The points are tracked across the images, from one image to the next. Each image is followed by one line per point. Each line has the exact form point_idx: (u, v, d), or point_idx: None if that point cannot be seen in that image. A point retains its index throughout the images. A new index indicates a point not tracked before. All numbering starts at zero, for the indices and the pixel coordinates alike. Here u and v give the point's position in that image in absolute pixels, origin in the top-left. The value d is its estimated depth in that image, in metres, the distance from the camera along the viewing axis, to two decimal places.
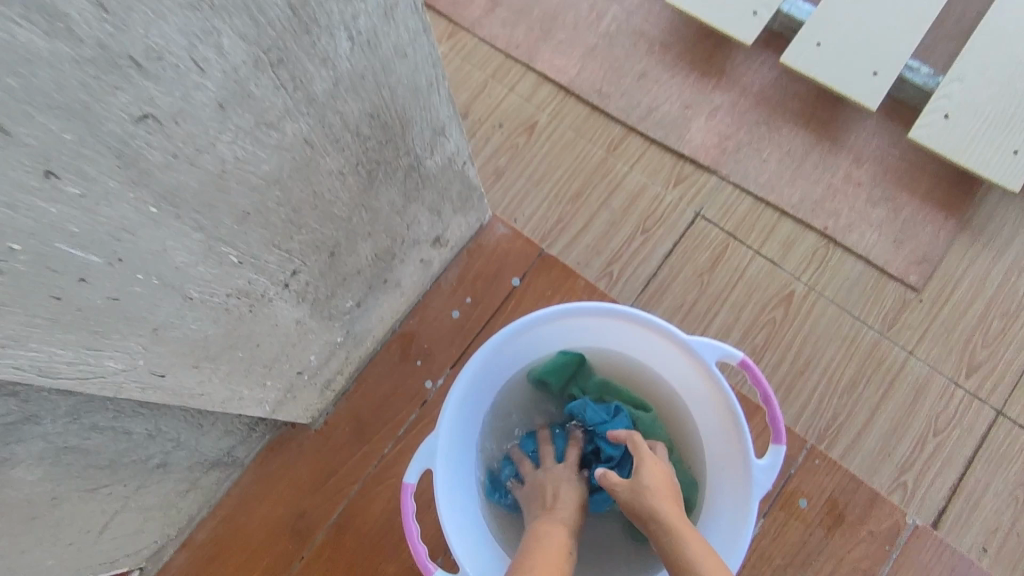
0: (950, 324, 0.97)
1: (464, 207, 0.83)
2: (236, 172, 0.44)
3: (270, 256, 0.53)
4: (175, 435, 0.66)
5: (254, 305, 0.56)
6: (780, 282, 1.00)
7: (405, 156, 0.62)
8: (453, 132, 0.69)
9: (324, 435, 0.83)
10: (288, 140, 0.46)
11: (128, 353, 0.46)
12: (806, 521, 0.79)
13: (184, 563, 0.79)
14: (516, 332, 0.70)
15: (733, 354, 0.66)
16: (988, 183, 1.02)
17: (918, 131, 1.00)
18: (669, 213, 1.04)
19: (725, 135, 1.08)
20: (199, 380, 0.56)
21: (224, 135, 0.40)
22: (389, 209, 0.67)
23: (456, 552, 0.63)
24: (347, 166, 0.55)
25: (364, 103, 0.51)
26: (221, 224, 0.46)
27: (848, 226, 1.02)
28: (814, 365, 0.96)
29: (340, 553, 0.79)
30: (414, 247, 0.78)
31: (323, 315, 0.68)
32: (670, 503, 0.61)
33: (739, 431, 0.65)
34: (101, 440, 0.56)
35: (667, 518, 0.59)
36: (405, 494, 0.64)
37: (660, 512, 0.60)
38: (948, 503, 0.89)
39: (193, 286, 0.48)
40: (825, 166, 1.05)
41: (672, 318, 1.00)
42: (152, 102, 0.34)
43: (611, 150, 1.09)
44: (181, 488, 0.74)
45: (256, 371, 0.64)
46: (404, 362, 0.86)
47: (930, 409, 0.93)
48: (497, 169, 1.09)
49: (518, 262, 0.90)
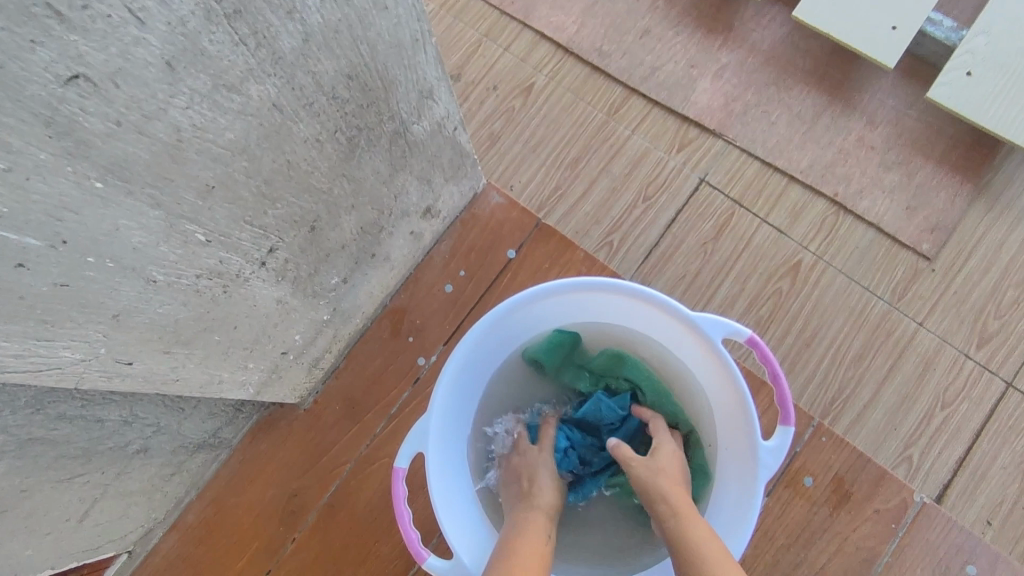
0: (962, 294, 0.93)
1: (456, 175, 0.78)
2: (194, 142, 0.39)
3: (241, 233, 0.49)
4: (155, 420, 0.63)
5: (229, 285, 0.52)
6: (787, 251, 0.96)
7: (389, 122, 0.58)
8: (442, 95, 0.64)
9: (313, 415, 0.80)
10: (254, 104, 0.41)
11: (86, 342, 0.42)
12: (810, 498, 0.75)
13: (172, 546, 0.77)
14: (512, 309, 0.67)
15: (741, 332, 0.62)
16: (1008, 145, 0.97)
17: (937, 90, 0.95)
18: (673, 179, 0.99)
19: (732, 96, 1.02)
20: (172, 366, 0.53)
21: (177, 99, 0.36)
22: (374, 179, 0.62)
23: (450, 538, 0.61)
24: (323, 133, 0.50)
25: (341, 62, 0.46)
26: (182, 199, 0.41)
27: (859, 192, 0.98)
28: (820, 337, 0.92)
29: (332, 534, 0.77)
30: (404, 218, 0.73)
31: (306, 292, 0.64)
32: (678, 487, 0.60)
33: (746, 412, 0.61)
34: (71, 430, 0.53)
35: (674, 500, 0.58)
36: (396, 480, 0.61)
37: (667, 492, 0.59)
38: (955, 477, 0.87)
39: (157, 268, 0.44)
40: (837, 129, 1.00)
41: (674, 289, 0.95)
42: (83, 60, 0.30)
43: (612, 112, 1.03)
44: (166, 472, 0.71)
45: (235, 353, 0.60)
46: (396, 339, 0.82)
47: (939, 382, 0.90)
48: (492, 133, 1.03)
49: (514, 233, 0.85)
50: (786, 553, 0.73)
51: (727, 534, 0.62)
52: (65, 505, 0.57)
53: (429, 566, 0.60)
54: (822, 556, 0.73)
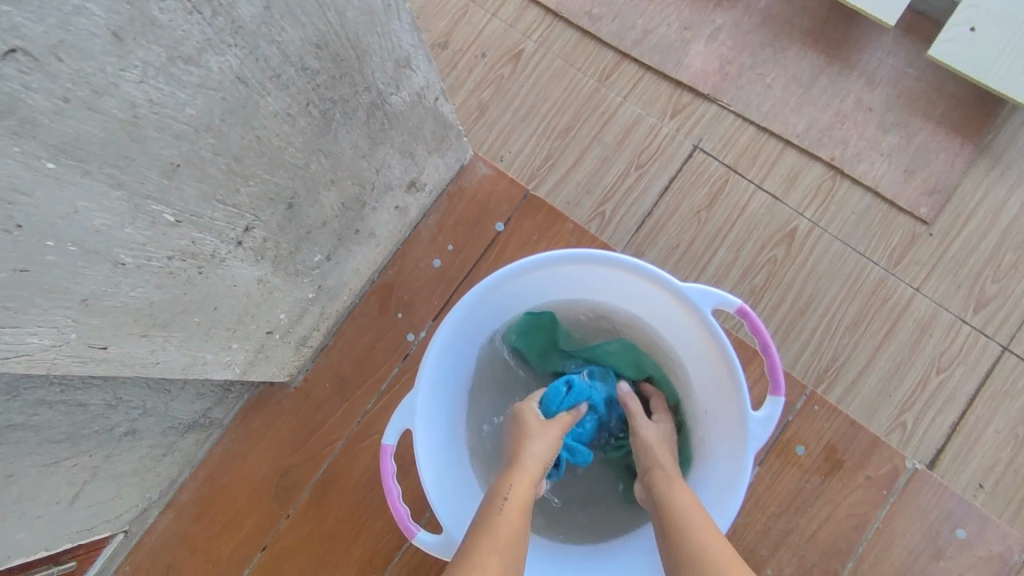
0: (960, 258, 0.92)
1: (441, 147, 0.76)
2: (152, 118, 0.37)
3: (213, 213, 0.48)
4: (140, 402, 0.63)
5: (204, 266, 0.51)
6: (782, 218, 0.94)
7: (365, 93, 0.56)
8: (421, 64, 0.61)
9: (304, 392, 0.80)
10: (214, 76, 0.39)
11: (55, 328, 0.41)
12: (802, 466, 0.75)
13: (168, 525, 0.78)
14: (498, 284, 0.66)
15: (730, 303, 0.61)
16: (1010, 104, 0.94)
17: (938, 48, 0.93)
18: (666, 146, 0.97)
19: (727, 59, 0.99)
20: (150, 349, 0.52)
21: (129, 73, 0.34)
22: (353, 153, 0.60)
23: (439, 513, 0.61)
24: (294, 106, 0.48)
25: (308, 30, 0.44)
26: (145, 179, 0.40)
27: (856, 155, 0.96)
28: (815, 305, 0.91)
29: (326, 509, 0.78)
30: (387, 193, 0.72)
31: (288, 271, 0.63)
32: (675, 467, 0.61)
33: (736, 383, 0.61)
34: (53, 415, 0.53)
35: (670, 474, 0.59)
36: (384, 457, 0.60)
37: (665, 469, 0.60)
38: (948, 442, 0.87)
39: (124, 251, 0.42)
40: (834, 91, 0.97)
41: (667, 260, 0.94)
42: (19, 33, 0.28)
43: (603, 78, 1.00)
44: (157, 453, 0.71)
45: (217, 334, 0.59)
46: (384, 315, 0.81)
47: (935, 347, 0.89)
48: (480, 103, 1.00)
49: (502, 205, 0.84)
50: (777, 520, 0.74)
51: (717, 505, 0.62)
52: (53, 489, 0.57)
53: (417, 541, 0.60)
54: (813, 523, 0.73)
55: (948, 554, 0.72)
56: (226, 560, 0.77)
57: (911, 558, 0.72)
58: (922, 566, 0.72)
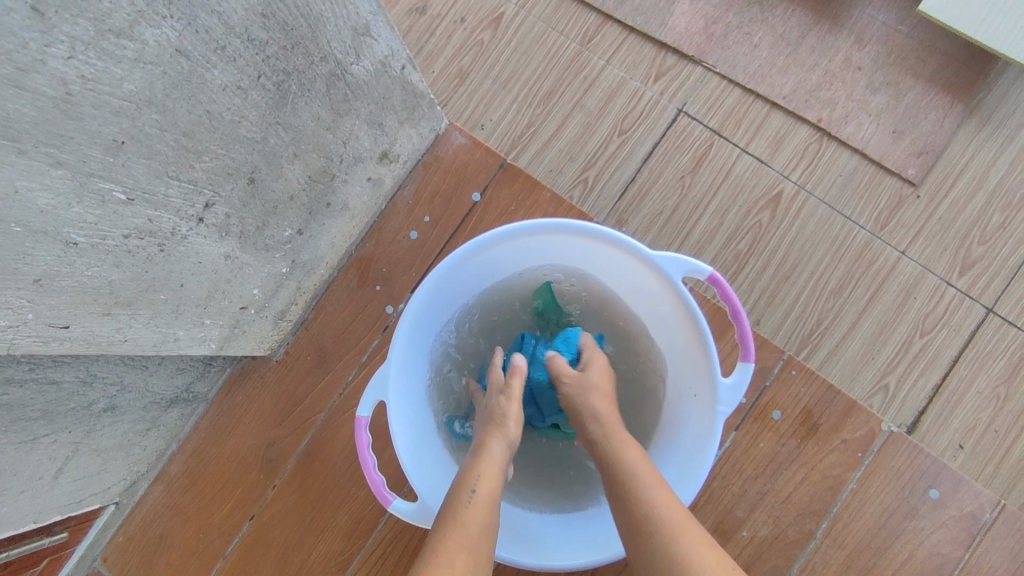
0: (948, 220, 0.91)
1: (412, 116, 0.75)
2: (87, 94, 0.37)
3: (168, 189, 0.47)
4: (116, 378, 0.64)
5: (165, 244, 0.51)
6: (768, 181, 0.93)
7: (322, 63, 0.54)
8: (381, 30, 0.60)
9: (285, 365, 0.81)
10: (151, 49, 0.39)
11: (10, 308, 0.41)
12: (777, 431, 0.75)
13: (158, 497, 0.80)
14: (469, 255, 0.65)
15: (701, 270, 0.61)
16: (1003, 60, 0.91)
17: (929, 3, 0.90)
18: (650, 110, 0.95)
19: (712, 19, 0.97)
20: (116, 326, 0.52)
21: (55, 48, 0.34)
22: (315, 125, 0.59)
23: (412, 481, 0.62)
24: (244, 79, 0.47)
25: None
26: (87, 157, 0.40)
27: (845, 116, 0.94)
28: (799, 270, 0.91)
29: (312, 479, 0.79)
30: (358, 164, 0.71)
31: (256, 247, 0.62)
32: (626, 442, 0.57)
33: (706, 350, 0.61)
34: (26, 392, 0.53)
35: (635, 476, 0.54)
36: (358, 428, 0.61)
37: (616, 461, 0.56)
38: (929, 404, 0.87)
39: (75, 229, 0.42)
40: (822, 49, 0.95)
41: (650, 226, 0.92)
42: None
43: (586, 42, 0.98)
44: (140, 428, 0.73)
45: (188, 310, 0.59)
46: (363, 288, 0.81)
47: (919, 310, 0.89)
48: (461, 70, 0.98)
49: (478, 175, 0.83)
50: (753, 483, 0.74)
51: (687, 466, 0.63)
52: (34, 465, 0.59)
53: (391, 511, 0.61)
54: (788, 485, 0.74)
55: (921, 512, 0.73)
56: (215, 529, 0.79)
57: (885, 518, 0.73)
58: (895, 525, 0.73)
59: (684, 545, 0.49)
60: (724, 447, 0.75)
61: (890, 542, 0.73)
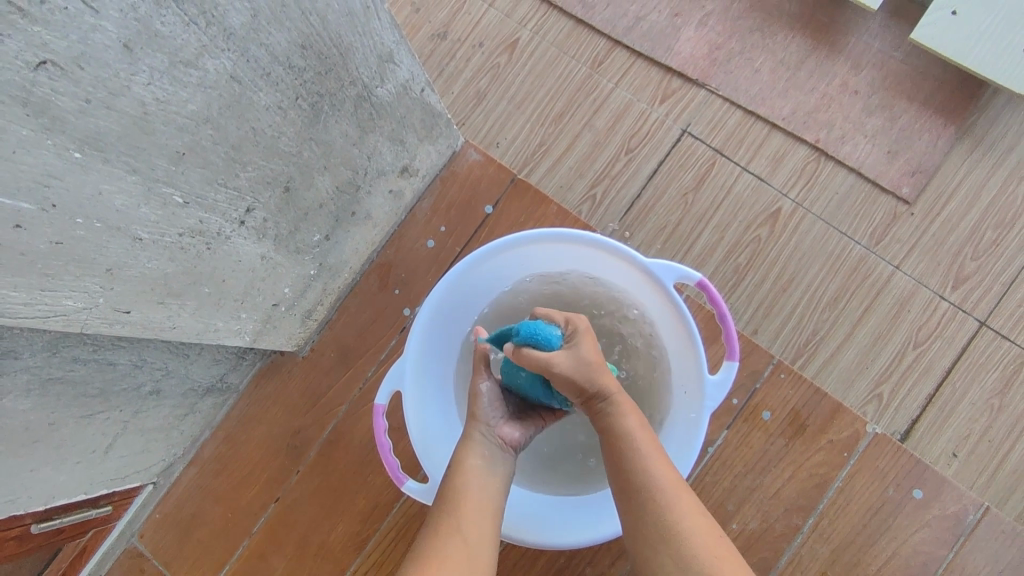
0: (941, 237, 0.95)
1: (431, 134, 0.82)
2: (159, 113, 0.45)
3: (217, 195, 0.55)
4: (163, 364, 0.71)
5: (212, 243, 0.59)
6: (767, 199, 0.98)
7: (352, 86, 0.62)
8: (404, 57, 0.67)
9: (311, 361, 0.88)
10: (211, 76, 0.47)
11: (85, 292, 0.49)
12: (767, 430, 0.79)
13: (191, 479, 0.87)
14: (478, 262, 0.72)
15: (691, 275, 0.67)
16: (993, 86, 0.96)
17: (920, 31, 0.95)
18: (655, 130, 1.01)
19: (715, 45, 1.03)
20: (167, 315, 0.60)
21: (139, 76, 0.42)
22: (344, 141, 0.66)
23: (426, 465, 0.68)
24: (285, 100, 0.55)
25: (291, 33, 0.51)
26: (155, 165, 0.47)
27: (841, 137, 0.99)
28: (797, 282, 0.95)
29: (333, 466, 0.86)
30: (380, 177, 0.78)
31: (288, 248, 0.70)
32: (631, 414, 0.60)
33: (695, 349, 0.67)
34: (87, 371, 0.61)
35: (658, 488, 0.55)
36: (376, 415, 0.67)
37: (629, 447, 0.57)
38: (922, 413, 0.90)
39: (141, 227, 0.50)
40: (820, 74, 1.00)
41: (655, 239, 0.98)
42: (47, 47, 0.36)
43: (596, 66, 1.05)
44: (179, 412, 0.80)
45: (228, 304, 0.67)
46: (383, 291, 0.88)
47: (913, 322, 0.93)
48: (479, 91, 1.06)
49: (491, 189, 0.90)
50: (743, 479, 0.79)
51: (677, 458, 0.69)
52: (90, 438, 0.66)
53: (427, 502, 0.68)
54: (777, 482, 0.78)
55: (905, 512, 0.77)
56: (243, 510, 0.86)
57: (870, 515, 0.77)
58: (879, 523, 0.77)
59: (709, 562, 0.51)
60: (716, 446, 0.79)
61: (874, 539, 0.77)
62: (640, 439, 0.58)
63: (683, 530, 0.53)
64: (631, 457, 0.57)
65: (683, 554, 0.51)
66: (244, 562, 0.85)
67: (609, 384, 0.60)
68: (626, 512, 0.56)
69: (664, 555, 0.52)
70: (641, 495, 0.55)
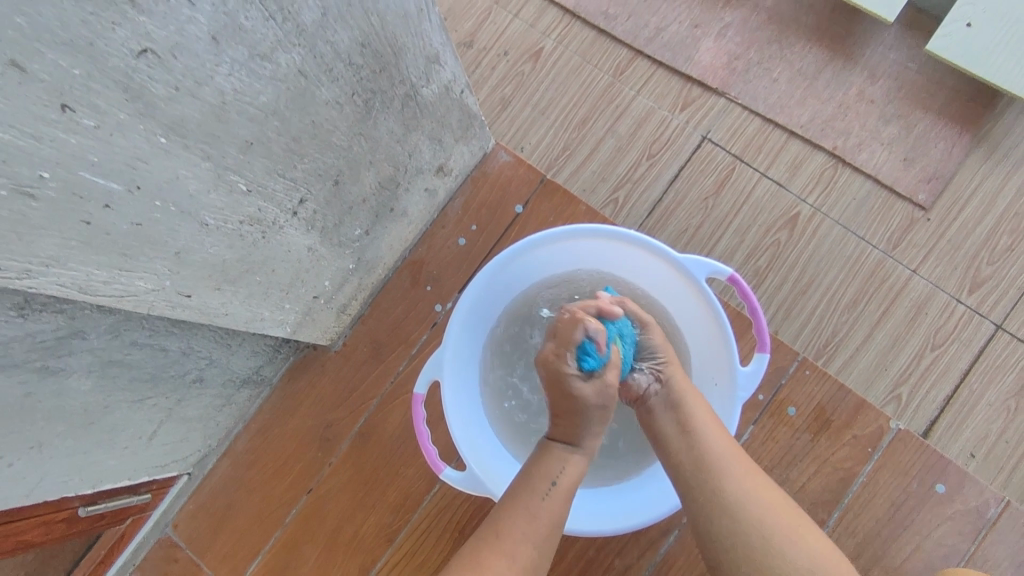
0: (957, 242, 0.97)
1: (466, 135, 0.85)
2: (235, 103, 0.47)
3: (276, 184, 0.57)
4: (207, 353, 0.72)
5: (266, 231, 0.61)
6: (786, 204, 1.00)
7: (400, 85, 0.65)
8: (448, 60, 0.70)
9: (343, 355, 0.90)
10: (282, 70, 0.49)
11: (155, 274, 0.51)
12: (792, 426, 0.81)
13: (224, 471, 0.88)
14: (515, 256, 0.74)
15: (723, 270, 0.68)
16: (1006, 96, 0.99)
17: (935, 43, 0.98)
18: (676, 136, 1.04)
19: (734, 55, 1.06)
20: (221, 301, 0.62)
21: (221, 67, 0.44)
22: (389, 138, 0.69)
23: (465, 452, 0.70)
24: (342, 96, 0.58)
25: (354, 31, 0.54)
26: (226, 153, 0.50)
27: (858, 145, 1.01)
28: (816, 284, 0.97)
29: (364, 459, 0.87)
30: (418, 176, 0.81)
31: (332, 242, 0.72)
32: (696, 398, 0.66)
33: (727, 341, 0.69)
34: (141, 356, 0.63)
35: (729, 463, 0.59)
36: (415, 403, 0.69)
37: (697, 424, 0.62)
38: (941, 414, 0.92)
39: (208, 213, 0.52)
40: (837, 83, 1.03)
41: (676, 242, 1.01)
42: (150, 37, 0.38)
43: (618, 75, 1.07)
44: (218, 402, 0.82)
45: (275, 294, 0.69)
46: (415, 288, 0.91)
47: (930, 324, 0.95)
48: (503, 98, 1.08)
49: (520, 190, 0.93)
50: (770, 474, 0.80)
51: None
52: (138, 423, 0.68)
53: (498, 500, 0.69)
54: (803, 476, 0.80)
55: (928, 506, 0.78)
56: (276, 502, 0.87)
57: (893, 510, 0.79)
58: (903, 517, 0.78)
59: (782, 531, 0.54)
60: (743, 440, 0.81)
61: (898, 533, 0.78)
62: (707, 418, 0.63)
63: (761, 498, 0.57)
64: (699, 432, 0.62)
65: (763, 521, 0.55)
66: (277, 552, 0.86)
67: (676, 372, 0.67)
68: (698, 483, 0.58)
69: (738, 522, 0.55)
70: (711, 467, 0.59)
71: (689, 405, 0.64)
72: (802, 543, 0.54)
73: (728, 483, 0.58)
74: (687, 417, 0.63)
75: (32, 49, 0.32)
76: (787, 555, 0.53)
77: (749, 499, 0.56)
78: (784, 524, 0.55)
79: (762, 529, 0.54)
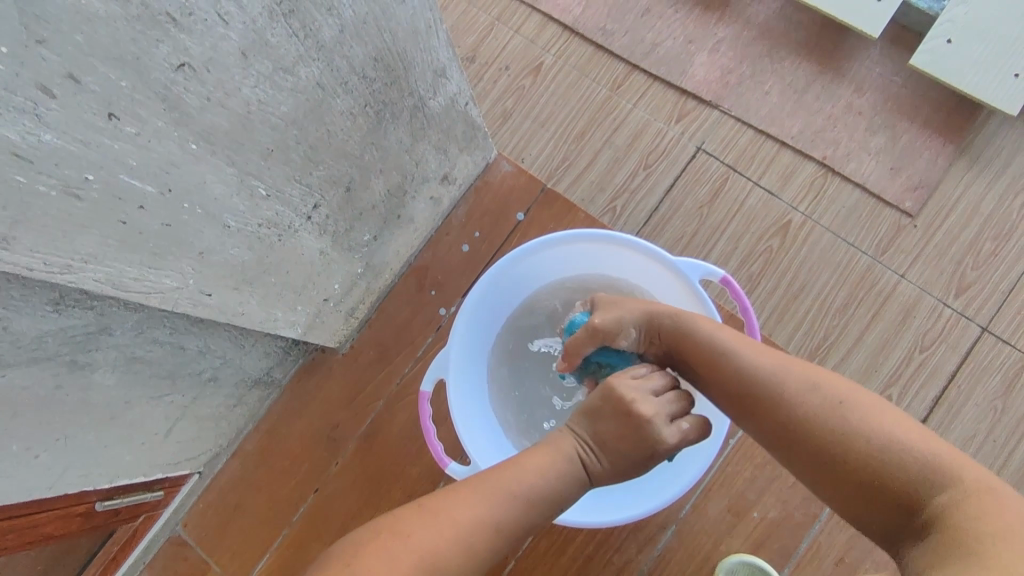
0: (943, 247, 1.01)
1: (470, 145, 0.89)
2: (259, 113, 0.51)
3: (293, 190, 0.61)
4: (222, 352, 0.75)
5: (282, 235, 0.64)
6: (778, 212, 1.04)
7: (409, 97, 0.68)
8: (454, 74, 0.74)
9: (351, 357, 0.93)
10: (302, 82, 0.53)
11: (180, 272, 0.55)
12: None
13: (234, 470, 0.91)
14: (516, 260, 0.78)
15: (715, 272, 0.72)
16: (987, 108, 1.03)
17: (918, 58, 1.03)
18: (672, 147, 1.08)
19: (727, 69, 1.10)
20: (239, 301, 0.65)
21: (248, 80, 0.48)
22: (398, 147, 0.73)
23: (470, 447, 0.73)
24: (356, 107, 0.61)
25: (368, 47, 0.57)
26: (249, 160, 0.53)
27: (847, 155, 1.05)
28: (808, 289, 1.01)
29: (371, 457, 0.90)
30: (424, 184, 0.84)
31: (343, 246, 0.76)
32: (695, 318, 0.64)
33: None
34: (161, 353, 0.66)
35: (769, 372, 0.57)
36: (422, 400, 0.71)
37: (717, 350, 0.60)
38: (929, 413, 0.95)
39: (231, 216, 0.56)
40: (826, 96, 1.07)
41: (672, 248, 1.04)
42: (187, 53, 0.41)
43: (615, 88, 1.12)
44: (230, 402, 0.84)
45: (288, 295, 0.72)
46: (420, 292, 0.94)
47: (918, 328, 0.98)
48: (505, 110, 1.13)
49: (522, 198, 0.96)
50: (764, 470, 0.83)
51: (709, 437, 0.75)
52: (156, 419, 0.71)
53: None
54: None
55: None
56: (284, 499, 0.90)
57: None
58: None
59: (851, 415, 0.53)
60: (737, 437, 0.84)
61: None
62: (726, 336, 0.61)
63: (816, 390, 0.55)
64: (725, 356, 0.60)
65: (829, 415, 0.53)
66: (285, 549, 0.88)
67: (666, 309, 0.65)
68: (753, 410, 0.57)
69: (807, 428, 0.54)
70: (753, 389, 0.57)
71: (704, 335, 0.62)
72: (875, 418, 0.52)
73: (776, 396, 0.56)
74: (702, 345, 0.61)
75: (86, 64, 0.36)
76: (860, 441, 0.51)
77: (794, 403, 0.55)
78: (849, 403, 0.53)
79: (831, 423, 0.53)
